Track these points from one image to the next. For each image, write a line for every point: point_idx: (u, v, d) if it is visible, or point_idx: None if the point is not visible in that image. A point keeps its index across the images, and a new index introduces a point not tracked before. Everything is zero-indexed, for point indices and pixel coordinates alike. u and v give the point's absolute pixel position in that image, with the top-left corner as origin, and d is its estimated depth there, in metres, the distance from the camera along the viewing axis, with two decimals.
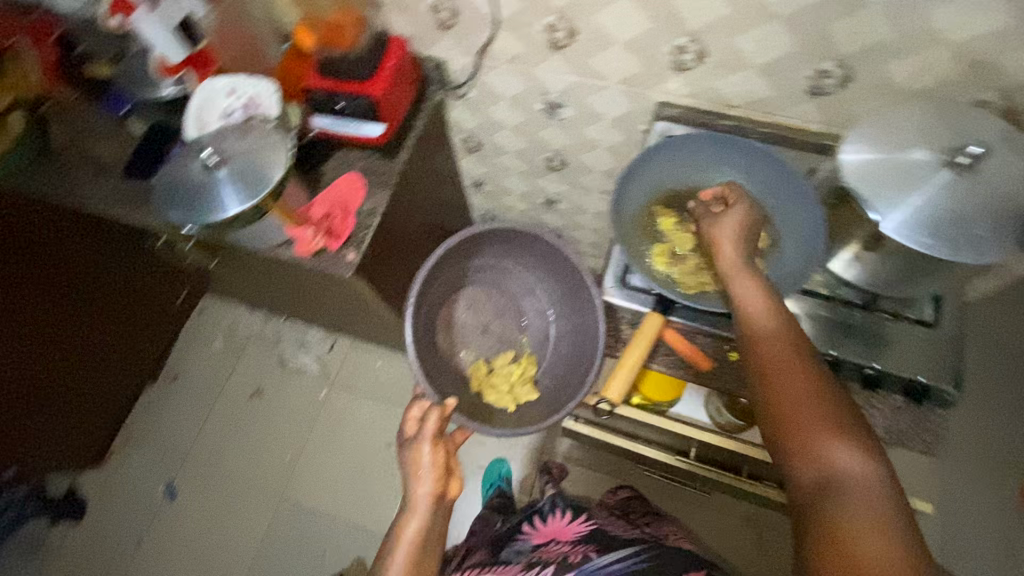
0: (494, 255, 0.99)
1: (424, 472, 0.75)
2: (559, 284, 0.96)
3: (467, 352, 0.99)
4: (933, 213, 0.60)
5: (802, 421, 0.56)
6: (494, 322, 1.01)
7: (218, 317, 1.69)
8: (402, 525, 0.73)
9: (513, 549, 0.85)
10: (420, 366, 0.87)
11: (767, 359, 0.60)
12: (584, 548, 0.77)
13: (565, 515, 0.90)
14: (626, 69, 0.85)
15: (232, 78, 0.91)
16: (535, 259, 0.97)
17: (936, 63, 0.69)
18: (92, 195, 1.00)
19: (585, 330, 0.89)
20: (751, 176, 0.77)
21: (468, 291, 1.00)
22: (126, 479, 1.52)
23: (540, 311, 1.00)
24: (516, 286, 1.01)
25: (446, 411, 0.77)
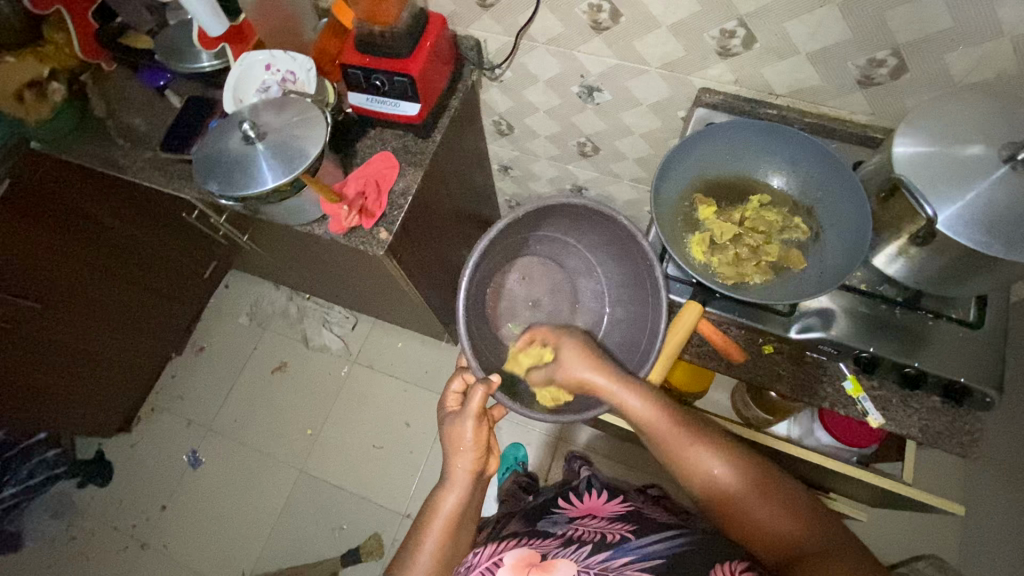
0: (558, 228, 0.93)
1: (465, 448, 0.74)
2: (620, 267, 0.90)
3: (512, 325, 0.97)
4: (988, 211, 0.58)
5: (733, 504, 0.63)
6: (547, 296, 0.99)
7: (243, 292, 1.71)
8: (441, 497, 0.74)
9: (549, 520, 0.85)
10: (467, 336, 0.84)
11: (682, 463, 0.65)
12: (621, 529, 0.76)
13: (601, 496, 0.90)
14: (669, 53, 0.84)
15: (271, 52, 0.94)
16: (603, 239, 0.90)
17: (997, 55, 0.66)
18: (128, 165, 1.02)
19: (643, 312, 0.84)
20: (796, 167, 0.75)
21: (524, 259, 0.97)
22: (152, 445, 1.56)
23: (597, 292, 0.95)
24: (576, 262, 0.97)
25: (491, 389, 0.74)
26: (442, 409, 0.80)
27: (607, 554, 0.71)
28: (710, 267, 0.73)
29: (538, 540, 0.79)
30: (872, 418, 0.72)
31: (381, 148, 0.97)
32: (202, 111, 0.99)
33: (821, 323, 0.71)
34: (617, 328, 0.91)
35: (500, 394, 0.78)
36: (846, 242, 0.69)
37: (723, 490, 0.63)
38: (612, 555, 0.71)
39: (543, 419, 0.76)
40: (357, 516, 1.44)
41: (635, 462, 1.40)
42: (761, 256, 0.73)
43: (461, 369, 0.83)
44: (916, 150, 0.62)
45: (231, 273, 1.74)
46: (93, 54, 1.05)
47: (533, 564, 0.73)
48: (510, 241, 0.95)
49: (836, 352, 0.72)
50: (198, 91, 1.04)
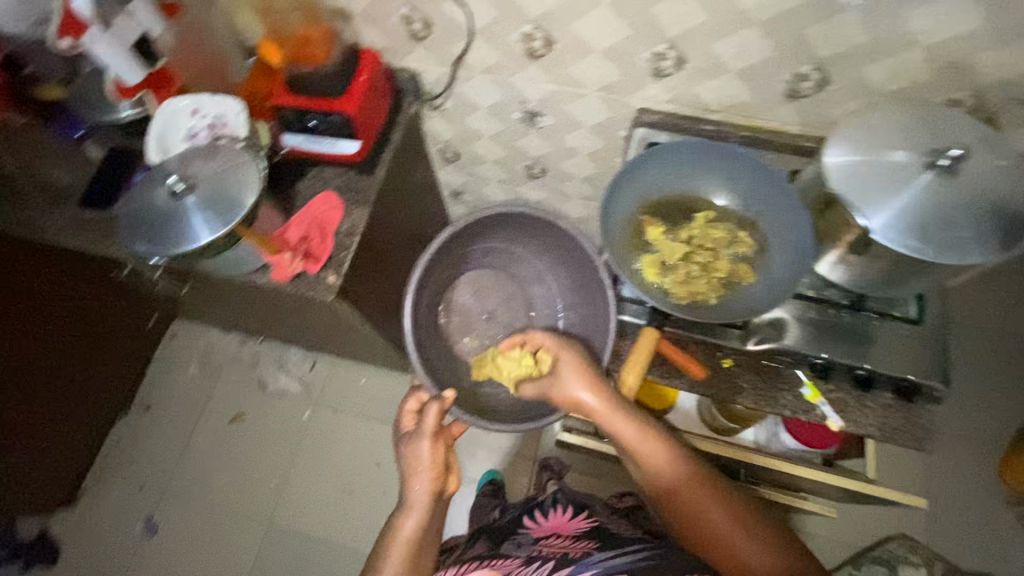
0: (505, 239, 0.94)
1: (422, 468, 0.72)
2: (569, 272, 0.91)
3: (471, 339, 0.95)
4: (917, 216, 0.60)
5: (681, 502, 0.68)
6: (502, 308, 0.97)
7: (191, 341, 1.62)
8: (399, 522, 0.71)
9: (513, 542, 0.87)
10: (418, 356, 0.84)
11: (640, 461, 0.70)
12: (584, 545, 0.79)
13: (566, 512, 0.91)
14: (605, 77, 0.84)
15: (195, 97, 0.89)
16: (549, 244, 0.92)
17: (910, 65, 0.69)
18: (46, 225, 0.94)
19: (596, 317, 0.85)
20: (735, 181, 0.77)
21: (475, 270, 0.97)
22: (102, 517, 1.45)
23: (550, 299, 0.96)
24: (526, 271, 0.97)
25: (446, 404, 0.74)
26: (399, 430, 0.79)
27: (567, 571, 0.73)
28: (665, 289, 0.73)
29: (500, 561, 0.81)
30: (831, 421, 0.73)
31: (322, 188, 0.93)
32: (127, 164, 0.94)
33: (775, 332, 0.73)
34: (572, 332, 0.91)
35: (456, 410, 0.79)
36: (792, 253, 0.71)
37: (674, 487, 0.69)
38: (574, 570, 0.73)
39: (500, 429, 0.79)
40: (333, 565, 1.37)
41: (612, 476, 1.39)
42: (711, 273, 0.73)
43: (416, 389, 0.83)
44: (847, 159, 0.64)
45: (175, 323, 1.65)
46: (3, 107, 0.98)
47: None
48: None
49: (793, 360, 0.74)
50: (120, 141, 0.99)
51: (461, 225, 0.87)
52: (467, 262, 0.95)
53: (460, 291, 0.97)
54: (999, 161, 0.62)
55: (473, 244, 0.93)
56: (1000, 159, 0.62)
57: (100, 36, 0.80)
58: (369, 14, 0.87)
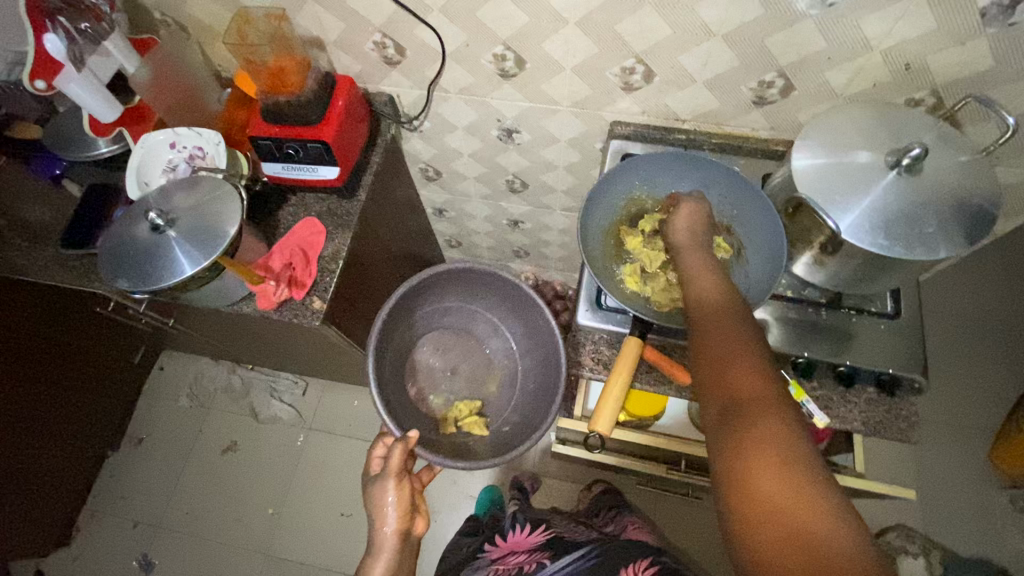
0: (459, 295, 0.93)
1: (389, 511, 0.72)
2: (523, 323, 0.92)
3: (436, 397, 0.93)
4: (884, 215, 0.62)
5: (728, 359, 0.52)
6: (464, 364, 0.96)
7: (181, 372, 1.61)
8: (369, 566, 0.72)
9: (474, 567, 0.90)
10: (383, 401, 0.81)
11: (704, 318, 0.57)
12: (538, 557, 0.82)
13: (525, 528, 0.93)
14: (577, 92, 0.86)
15: (172, 131, 0.90)
16: (499, 296, 0.92)
17: (869, 68, 0.72)
18: (26, 265, 0.94)
19: (551, 360, 0.85)
20: (710, 189, 0.78)
21: (434, 329, 0.95)
22: (96, 556, 1.42)
23: (508, 350, 0.95)
24: (482, 327, 0.96)
25: (410, 445, 0.72)
26: (367, 472, 0.77)
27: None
28: (646, 297, 0.74)
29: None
30: (818, 419, 0.73)
31: (304, 214, 0.94)
32: (106, 199, 0.94)
33: None
34: (530, 378, 0.91)
35: (422, 450, 0.77)
36: (767, 258, 0.72)
37: (730, 343, 0.54)
38: None
39: (466, 466, 0.77)
40: None
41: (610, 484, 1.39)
42: None
43: (382, 431, 0.80)
44: (815, 163, 0.66)
45: (164, 354, 1.64)
46: None
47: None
48: (451, 292, 0.93)
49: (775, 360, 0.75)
50: (99, 177, 0.99)
51: (412, 283, 0.86)
52: (422, 324, 0.94)
53: (423, 351, 0.95)
54: (960, 158, 0.64)
55: (426, 304, 0.92)
56: (961, 155, 0.64)
57: (77, 76, 0.82)
58: (344, 42, 0.88)
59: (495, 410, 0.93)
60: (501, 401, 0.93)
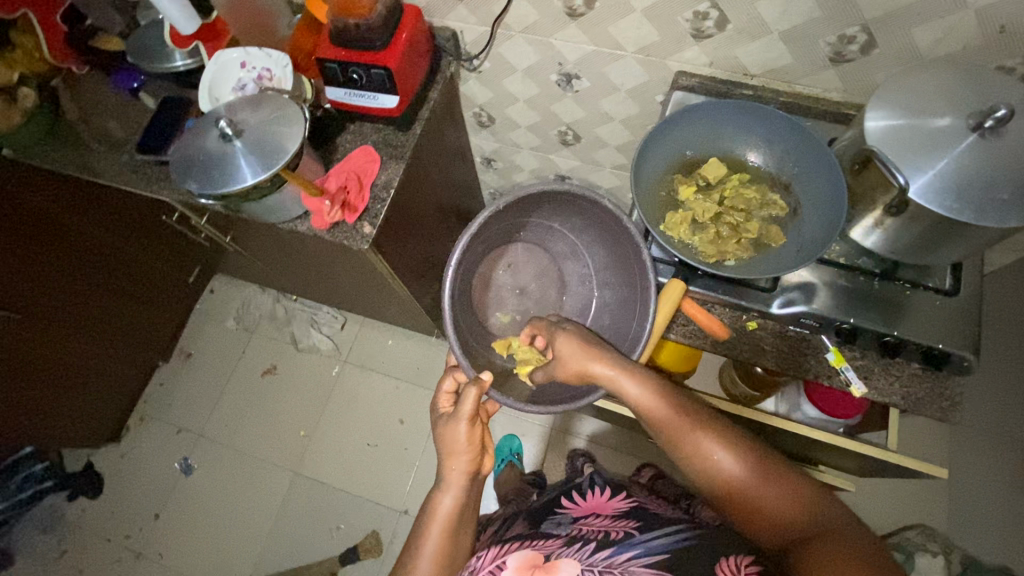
0: (543, 214, 0.92)
1: (460, 449, 0.75)
2: (606, 252, 0.89)
3: (501, 315, 0.96)
4: (958, 179, 0.59)
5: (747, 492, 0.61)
6: (534, 283, 0.98)
7: (229, 297, 1.70)
8: (436, 501, 0.75)
9: (553, 521, 0.82)
10: (456, 334, 0.83)
11: (695, 460, 0.64)
12: (625, 525, 0.73)
13: (604, 493, 0.87)
14: (644, 38, 0.84)
15: (245, 50, 0.93)
16: (587, 221, 0.88)
17: (963, 27, 0.67)
18: (104, 169, 1.00)
19: (631, 298, 0.83)
20: (772, 145, 0.76)
21: (512, 247, 0.96)
22: (142, 454, 1.54)
23: (584, 275, 0.94)
24: (561, 246, 0.95)
25: (484, 388, 0.75)
26: (435, 409, 0.81)
27: (610, 551, 0.68)
28: (693, 246, 0.73)
29: (541, 541, 0.75)
30: (855, 387, 0.73)
31: (361, 142, 0.96)
32: (176, 111, 0.98)
33: (803, 296, 0.72)
34: (606, 312, 0.90)
35: (493, 393, 0.79)
36: (824, 214, 0.70)
37: (739, 475, 0.62)
38: (615, 551, 0.67)
39: (535, 412, 0.78)
40: (354, 515, 1.43)
41: (627, 447, 1.42)
42: (741, 233, 0.73)
43: (452, 369, 0.84)
44: (888, 122, 0.63)
45: (215, 279, 1.72)
46: (62, 57, 1.04)
47: (535, 565, 0.70)
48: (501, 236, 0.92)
49: (817, 325, 0.73)
50: (172, 92, 1.03)
51: (500, 207, 0.84)
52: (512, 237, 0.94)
53: (498, 267, 0.96)
54: None
55: (510, 220, 0.90)
56: None
57: None
58: None
59: None
60: None
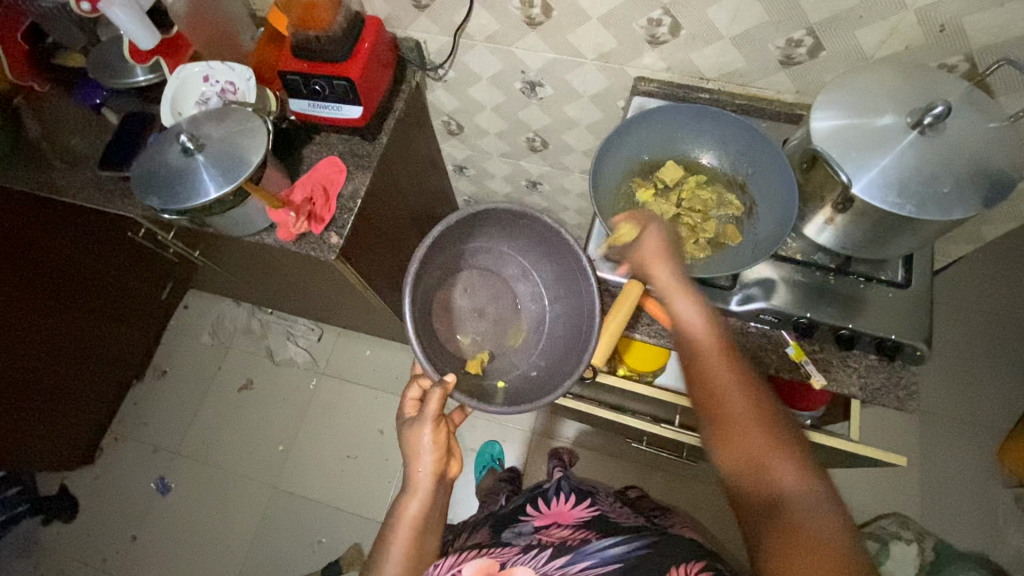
0: (490, 237, 0.94)
1: (425, 452, 0.75)
2: (554, 268, 0.92)
3: (463, 337, 0.95)
4: (900, 175, 0.61)
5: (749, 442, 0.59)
6: (491, 306, 0.98)
7: (204, 311, 1.68)
8: (404, 505, 0.75)
9: (513, 530, 0.82)
10: (420, 345, 0.82)
11: (716, 397, 0.63)
12: (583, 534, 0.74)
13: (569, 500, 0.88)
14: (602, 44, 0.86)
15: (207, 64, 0.93)
16: (533, 239, 0.92)
17: (903, 27, 0.70)
18: (67, 186, 0.99)
19: (581, 309, 0.85)
20: (727, 146, 0.78)
21: (463, 273, 0.97)
22: (118, 475, 1.51)
23: (536, 294, 0.96)
24: (511, 269, 0.97)
25: (447, 391, 0.75)
26: (401, 416, 0.82)
27: (566, 559, 0.69)
28: None
29: (498, 550, 0.76)
30: (815, 379, 0.74)
31: (327, 153, 0.96)
32: (140, 127, 0.97)
33: (762, 292, 0.74)
34: (560, 324, 0.92)
35: (460, 394, 0.78)
36: (777, 213, 0.72)
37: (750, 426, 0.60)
38: (572, 559, 0.69)
39: (501, 412, 0.78)
40: (335, 528, 1.42)
41: (606, 448, 1.43)
42: (699, 234, 0.75)
43: (417, 376, 0.85)
44: (834, 121, 0.65)
45: (189, 293, 1.70)
46: (24, 75, 1.05)
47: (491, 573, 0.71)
48: (447, 259, 0.94)
49: (777, 321, 0.75)
50: (135, 107, 1.02)
51: (449, 223, 0.86)
52: (464, 259, 0.96)
53: (455, 290, 0.96)
54: (983, 121, 0.63)
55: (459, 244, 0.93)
56: (984, 119, 0.63)
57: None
58: None
59: (522, 355, 0.94)
60: (528, 348, 0.94)
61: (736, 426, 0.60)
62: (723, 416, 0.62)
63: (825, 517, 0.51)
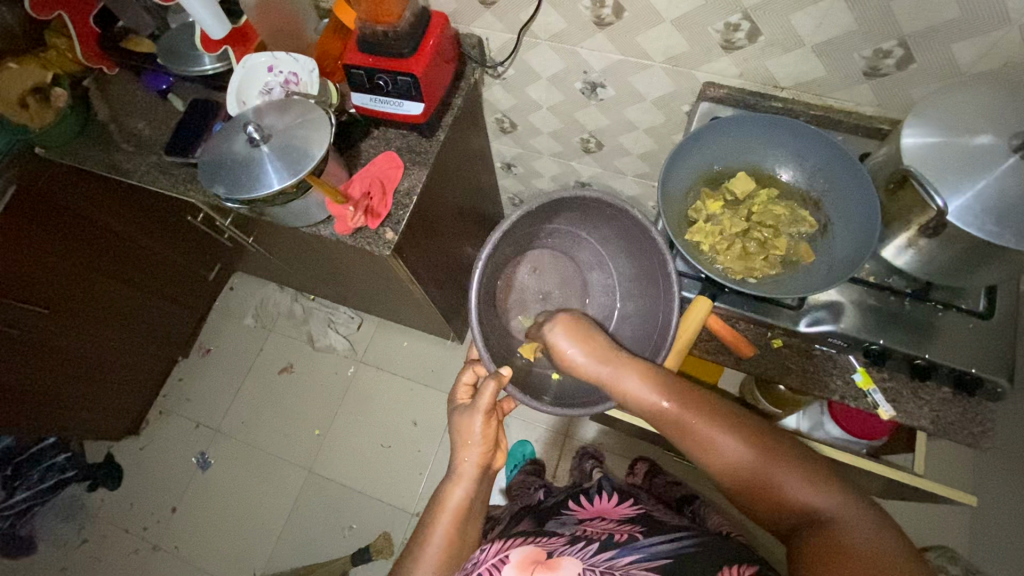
0: (570, 220, 0.91)
1: (474, 442, 0.75)
2: (632, 263, 0.88)
3: (523, 318, 0.94)
4: (999, 202, 0.57)
5: (756, 481, 0.59)
6: (557, 291, 0.97)
7: (248, 294, 1.72)
8: (448, 492, 0.75)
9: (557, 521, 0.82)
10: (479, 328, 0.81)
11: (695, 446, 0.62)
12: (630, 528, 0.73)
13: (611, 498, 0.87)
14: (672, 48, 0.83)
15: (272, 54, 0.94)
16: (614, 232, 0.88)
17: (1006, 43, 0.65)
18: (132, 168, 1.02)
19: (653, 315, 0.82)
20: (803, 160, 0.75)
21: (534, 251, 0.96)
22: (161, 447, 1.57)
23: (608, 286, 0.93)
24: (587, 256, 0.95)
25: (502, 382, 0.74)
26: (453, 400, 0.81)
27: (610, 554, 0.68)
28: (718, 262, 0.72)
29: (544, 539, 0.77)
30: (882, 411, 0.70)
31: (385, 148, 0.97)
32: (206, 113, 0.99)
33: (830, 315, 0.71)
34: (626, 324, 0.88)
35: (513, 389, 0.76)
36: (855, 234, 0.69)
37: (746, 466, 0.59)
38: (617, 554, 0.68)
39: (551, 411, 0.75)
40: (366, 514, 1.44)
41: (640, 456, 1.42)
42: (769, 250, 0.72)
43: (473, 362, 0.84)
44: (924, 141, 0.62)
45: (235, 275, 1.74)
46: (95, 59, 1.07)
47: (537, 561, 0.70)
48: (520, 240, 0.91)
49: (846, 345, 0.72)
50: (200, 94, 1.04)
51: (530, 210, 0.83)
52: (537, 239, 0.94)
53: (520, 268, 0.95)
54: None
55: (541, 224, 0.90)
56: None
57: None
58: None
59: None
60: None
61: (737, 469, 0.60)
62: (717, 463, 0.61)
63: (863, 541, 0.52)
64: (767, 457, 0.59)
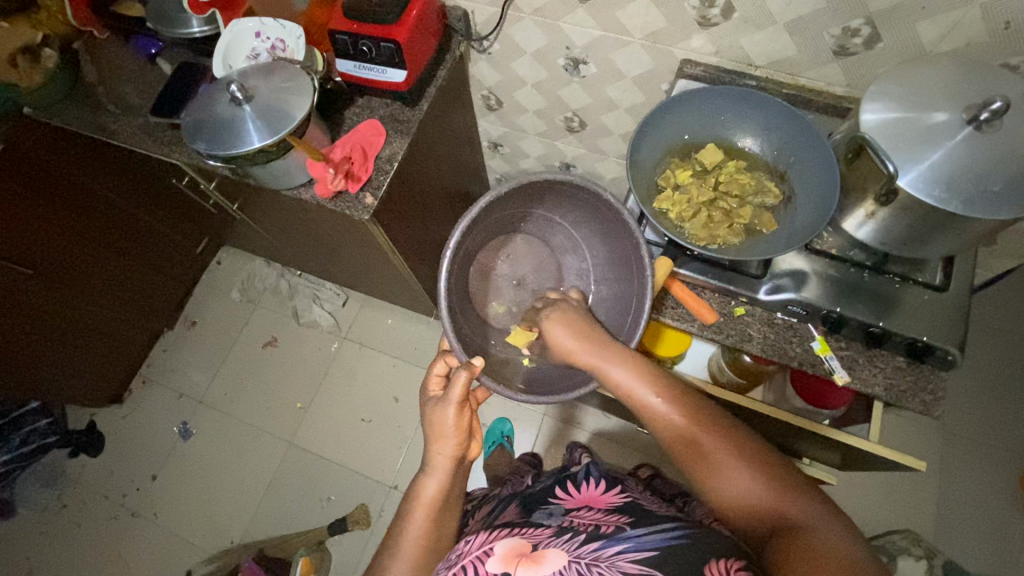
0: (545, 206, 0.94)
1: (447, 434, 0.75)
2: (606, 246, 0.90)
3: (498, 305, 0.98)
4: (949, 172, 0.60)
5: (722, 478, 0.59)
6: (531, 274, 1.00)
7: (235, 268, 1.73)
8: (421, 484, 0.76)
9: (545, 513, 0.77)
10: (448, 317, 0.84)
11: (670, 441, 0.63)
12: (617, 519, 0.66)
13: (599, 486, 0.82)
14: (650, 23, 0.85)
15: (260, 20, 0.94)
16: (585, 214, 0.90)
17: (968, 21, 0.67)
18: (118, 129, 1.03)
19: (627, 295, 0.84)
20: (769, 134, 0.77)
21: (512, 239, 0.99)
22: (143, 416, 1.58)
23: (581, 269, 0.96)
24: (561, 239, 0.97)
25: (474, 373, 0.74)
26: (426, 392, 0.81)
27: (596, 544, 0.61)
28: (684, 227, 0.74)
29: (531, 531, 0.70)
30: (838, 375, 0.73)
31: (368, 117, 0.98)
32: (191, 78, 1.01)
33: (793, 283, 0.73)
34: (602, 307, 0.90)
35: (485, 378, 0.79)
36: (815, 203, 0.71)
37: (715, 462, 0.60)
38: (604, 544, 0.60)
39: (525, 399, 0.78)
40: (346, 488, 1.45)
41: (615, 436, 1.44)
42: (733, 219, 0.74)
43: (444, 353, 0.84)
44: (884, 114, 0.64)
45: (222, 250, 1.75)
46: (85, 22, 1.07)
47: (522, 554, 0.63)
48: (500, 225, 0.95)
49: (805, 313, 0.74)
50: (187, 58, 1.05)
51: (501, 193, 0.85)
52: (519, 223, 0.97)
53: (494, 257, 0.99)
54: None
55: (513, 209, 0.93)
56: None
57: None
58: None
59: None
60: None
61: (705, 465, 0.60)
62: (688, 458, 0.62)
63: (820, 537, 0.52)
64: (738, 456, 0.60)
